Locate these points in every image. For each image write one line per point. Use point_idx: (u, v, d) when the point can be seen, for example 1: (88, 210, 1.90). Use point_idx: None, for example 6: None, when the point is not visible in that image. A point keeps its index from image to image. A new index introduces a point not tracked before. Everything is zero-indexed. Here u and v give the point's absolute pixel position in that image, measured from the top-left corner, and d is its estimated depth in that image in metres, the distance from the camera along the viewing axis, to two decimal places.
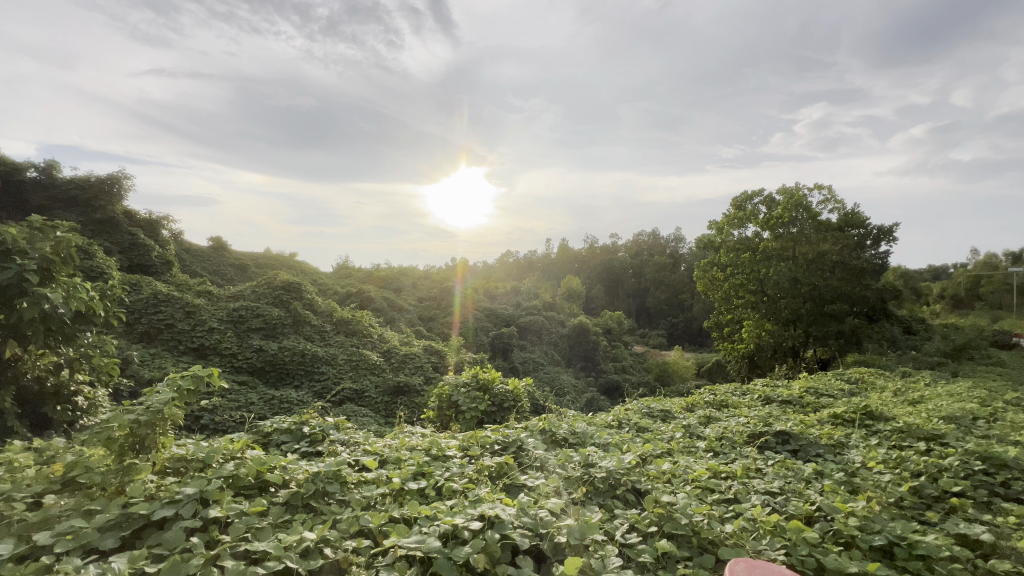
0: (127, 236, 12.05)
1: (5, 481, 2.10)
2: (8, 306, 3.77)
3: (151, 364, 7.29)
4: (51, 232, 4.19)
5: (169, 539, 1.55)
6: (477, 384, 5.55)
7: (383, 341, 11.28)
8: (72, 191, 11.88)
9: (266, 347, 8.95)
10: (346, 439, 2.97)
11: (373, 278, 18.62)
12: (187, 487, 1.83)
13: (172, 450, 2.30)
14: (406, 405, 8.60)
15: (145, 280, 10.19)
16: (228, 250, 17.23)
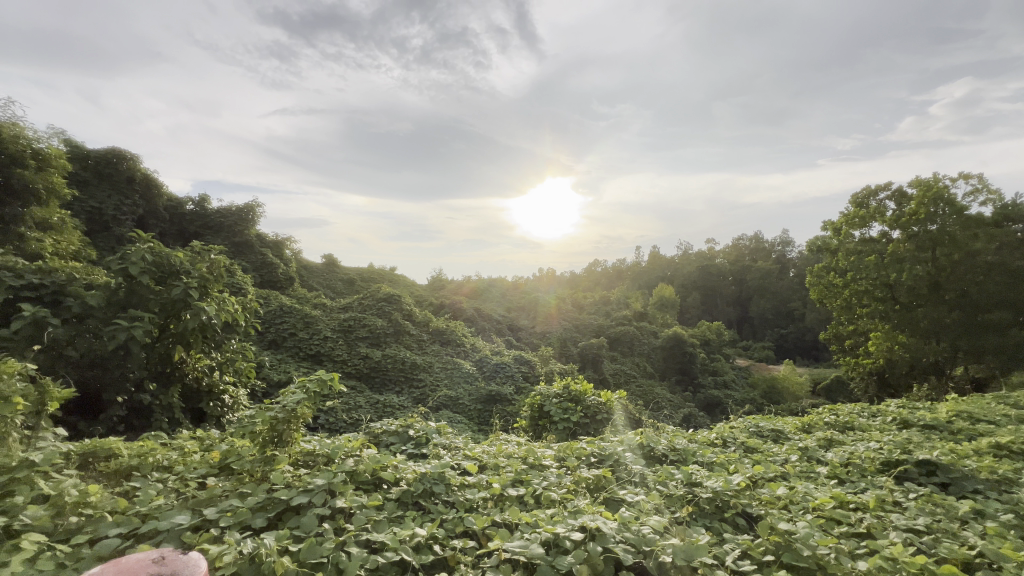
0: (259, 256, 13.90)
1: (179, 464, 2.53)
2: (178, 316, 4.55)
3: (278, 368, 8.30)
4: (207, 255, 5.00)
5: (305, 523, 1.76)
6: (569, 396, 5.53)
7: (476, 351, 11.69)
8: (219, 220, 14.04)
9: (372, 354, 9.74)
10: (448, 444, 3.15)
11: (466, 290, 19.44)
12: (316, 479, 2.07)
13: (303, 444, 2.60)
14: (499, 413, 8.80)
15: (273, 294, 11.67)
16: (338, 266, 19.12)
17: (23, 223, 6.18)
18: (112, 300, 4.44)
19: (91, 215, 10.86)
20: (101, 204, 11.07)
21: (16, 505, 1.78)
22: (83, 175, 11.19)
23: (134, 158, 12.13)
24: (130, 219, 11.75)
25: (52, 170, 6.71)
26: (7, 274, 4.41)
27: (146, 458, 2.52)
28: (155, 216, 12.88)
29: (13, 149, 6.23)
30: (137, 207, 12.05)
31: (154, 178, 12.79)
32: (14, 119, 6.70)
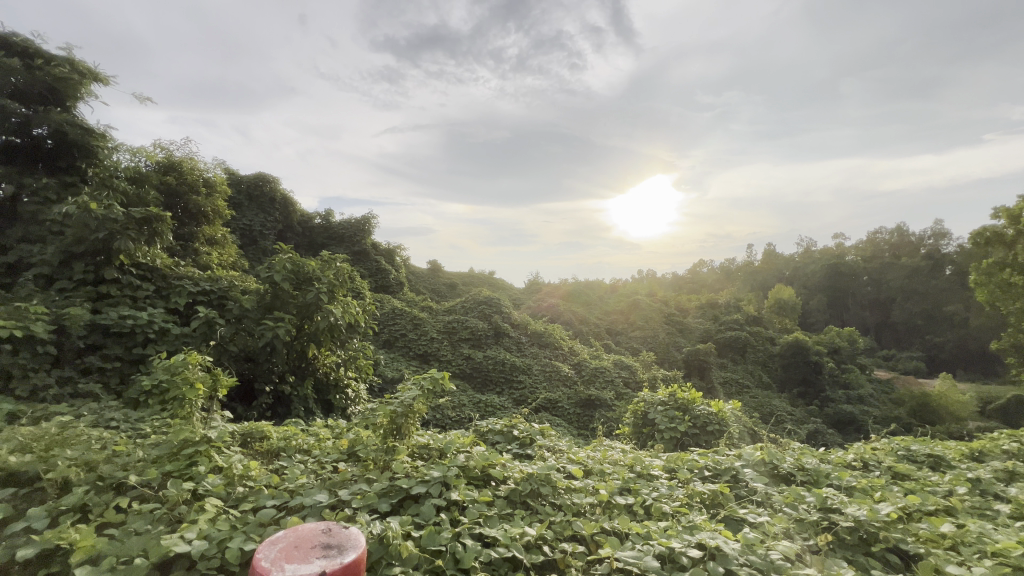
0: (374, 264, 15.25)
1: (315, 448, 2.87)
2: (311, 318, 5.17)
3: (391, 366, 9.02)
4: (333, 263, 5.61)
5: (425, 512, 1.90)
6: (675, 404, 5.25)
7: (575, 354, 11.62)
8: (341, 231, 15.69)
9: (474, 355, 10.15)
10: (552, 446, 3.17)
11: (562, 293, 19.43)
12: (432, 471, 2.21)
13: (418, 437, 2.79)
14: (599, 418, 8.64)
15: (387, 297, 12.72)
16: (442, 271, 20.26)
17: (197, 239, 7.47)
18: (261, 303, 5.17)
19: (244, 231, 12.77)
20: (251, 222, 12.97)
21: (200, 473, 2.15)
22: (237, 198, 13.20)
23: (275, 180, 14.03)
24: (272, 233, 13.60)
25: (217, 194, 8.03)
26: (187, 282, 5.36)
27: (290, 442, 2.89)
28: (291, 230, 14.76)
29: (190, 179, 7.57)
30: (278, 222, 13.91)
31: (290, 197, 14.68)
32: (190, 154, 8.14)
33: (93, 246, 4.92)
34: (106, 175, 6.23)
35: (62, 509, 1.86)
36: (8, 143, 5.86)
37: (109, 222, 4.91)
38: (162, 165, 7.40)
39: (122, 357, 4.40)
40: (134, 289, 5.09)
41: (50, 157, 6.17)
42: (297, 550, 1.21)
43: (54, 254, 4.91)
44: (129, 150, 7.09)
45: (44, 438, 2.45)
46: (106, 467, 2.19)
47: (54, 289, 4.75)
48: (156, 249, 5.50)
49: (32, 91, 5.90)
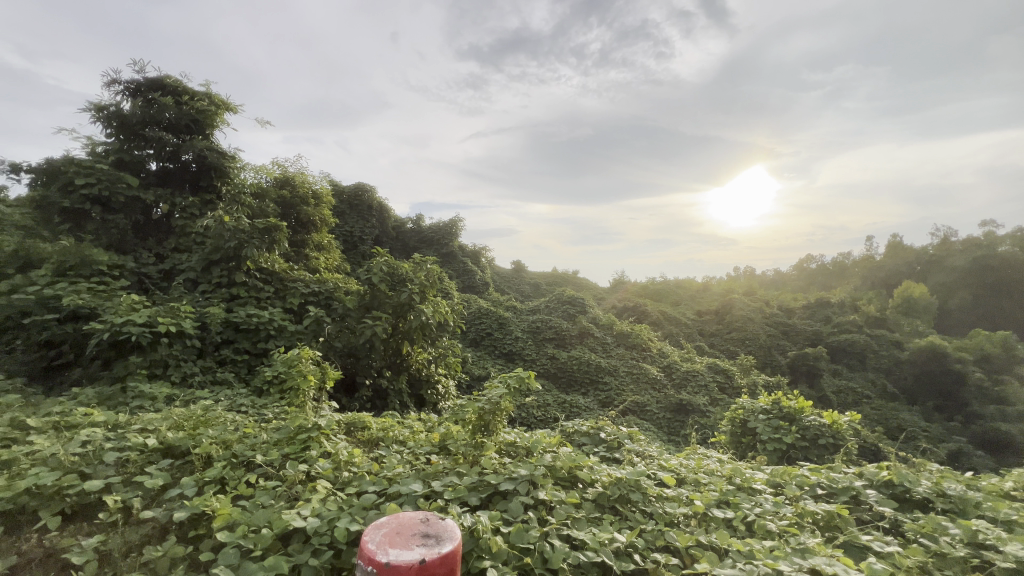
0: (461, 265, 15.87)
1: (410, 440, 3.04)
2: (405, 317, 5.50)
3: (478, 364, 9.31)
4: (424, 265, 5.92)
5: (513, 509, 1.93)
6: (780, 413, 4.81)
7: (664, 356, 11.11)
8: (431, 234, 16.53)
9: (558, 355, 10.14)
10: (641, 451, 3.05)
11: (650, 292, 18.70)
12: (519, 469, 2.24)
13: (505, 435, 2.85)
14: (692, 424, 8.18)
15: (473, 297, 13.16)
16: (526, 271, 20.49)
17: (308, 246, 8.30)
18: (361, 303, 5.61)
19: (346, 237, 13.95)
20: (352, 228, 14.12)
21: (312, 456, 2.37)
22: (340, 206, 14.44)
23: (372, 189, 15.14)
24: (370, 238, 14.69)
25: (323, 204, 8.85)
26: (300, 284, 5.98)
27: (387, 433, 3.10)
28: (387, 234, 15.84)
29: (302, 192, 8.43)
30: (375, 228, 14.99)
31: (385, 204, 15.75)
32: (302, 169, 9.07)
33: (227, 254, 5.67)
34: (236, 192, 7.14)
35: (205, 480, 2.16)
36: (163, 168, 6.95)
37: (238, 233, 5.64)
38: (280, 181, 8.35)
39: (249, 350, 5.02)
40: (258, 291, 5.77)
41: (194, 178, 7.21)
42: (399, 537, 1.29)
43: (197, 261, 5.73)
44: (253, 169, 8.08)
45: (192, 419, 2.86)
46: (239, 446, 2.51)
47: (198, 291, 5.55)
48: (275, 255, 6.20)
49: (180, 123, 6.94)
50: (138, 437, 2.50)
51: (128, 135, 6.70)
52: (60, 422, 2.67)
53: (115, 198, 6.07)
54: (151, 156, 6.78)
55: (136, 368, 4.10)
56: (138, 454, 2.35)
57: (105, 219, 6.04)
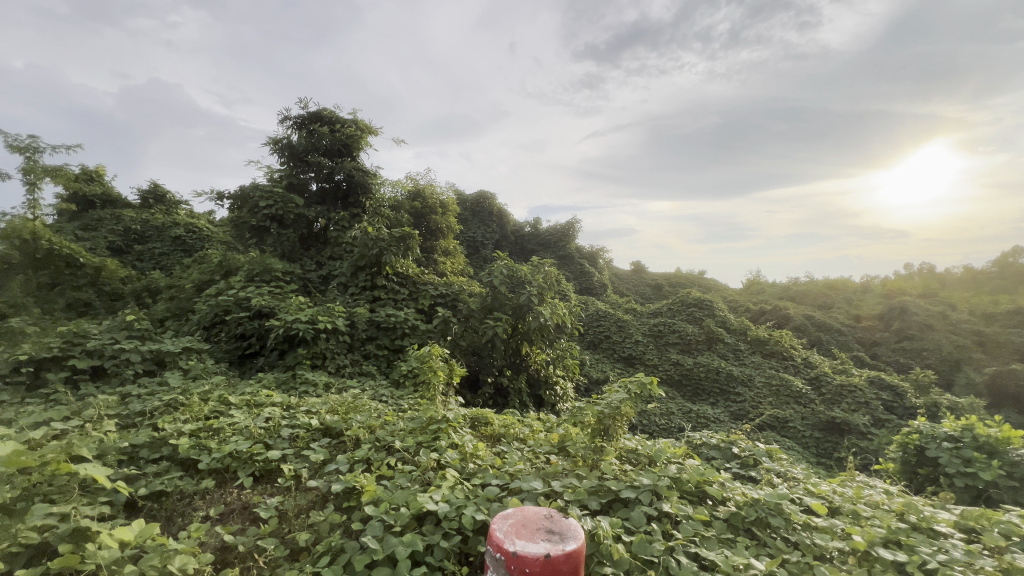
0: (578, 267, 15.85)
1: (530, 438, 3.12)
2: (524, 318, 5.65)
3: (596, 367, 9.20)
4: (542, 268, 6.02)
5: (635, 518, 1.87)
6: (973, 443, 3.90)
7: (811, 366, 9.78)
8: (548, 237, 16.82)
9: (683, 361, 9.56)
10: (783, 472, 2.73)
11: (792, 294, 16.64)
12: (642, 477, 2.16)
13: (625, 441, 2.76)
14: (847, 446, 7.06)
15: (591, 299, 13.04)
16: (646, 272, 19.66)
17: (436, 251, 9.01)
18: (484, 304, 5.90)
19: (470, 242, 14.83)
20: (475, 234, 14.95)
21: (442, 446, 2.57)
22: (464, 214, 15.41)
23: (493, 196, 15.88)
24: (491, 243, 15.42)
25: (449, 212, 9.52)
26: (430, 286, 6.50)
27: (509, 429, 3.22)
28: (506, 239, 16.46)
29: (431, 202, 9.19)
30: (496, 233, 15.69)
31: (505, 210, 16.40)
32: (431, 181, 9.88)
33: (370, 260, 6.40)
34: (377, 205, 8.04)
35: (355, 459, 2.47)
36: (321, 188, 8.11)
37: (379, 241, 6.34)
38: (414, 193, 9.21)
39: (388, 346, 5.60)
40: (395, 293, 6.42)
41: (345, 195, 8.28)
42: (524, 529, 1.33)
43: (347, 267, 6.58)
44: (391, 184, 9.02)
45: (345, 405, 3.29)
46: (381, 432, 2.81)
47: (347, 294, 6.36)
48: (409, 260, 6.83)
49: (334, 148, 8.03)
50: (305, 417, 2.95)
51: (297, 162, 7.95)
52: (251, 400, 3.27)
53: (287, 216, 7.26)
54: (312, 178, 7.97)
55: (302, 358, 4.84)
56: (305, 431, 2.77)
57: (280, 234, 7.24)
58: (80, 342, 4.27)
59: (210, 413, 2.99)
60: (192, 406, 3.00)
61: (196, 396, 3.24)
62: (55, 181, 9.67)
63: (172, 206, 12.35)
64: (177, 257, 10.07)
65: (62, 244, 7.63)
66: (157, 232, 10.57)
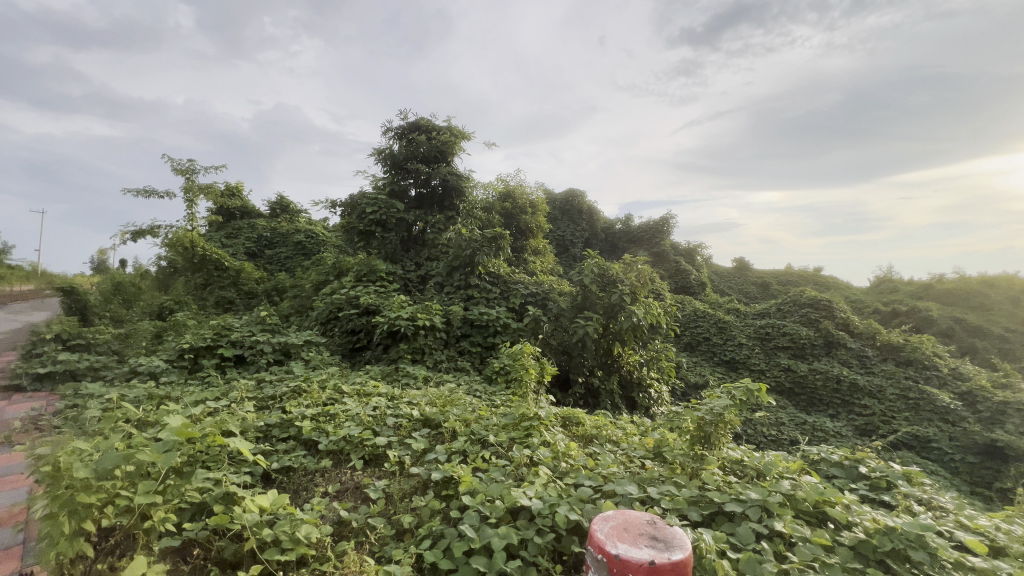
0: (674, 264, 15.10)
1: (623, 441, 3.03)
2: (615, 318, 5.52)
3: (694, 370, 8.71)
4: (635, 266, 5.81)
5: (741, 535, 1.74)
6: None
7: (961, 379, 8.27)
8: (641, 234, 16.26)
9: (795, 367, 8.68)
10: (925, 499, 2.35)
11: (935, 293, 14.29)
12: (749, 491, 1.99)
13: (729, 451, 2.57)
14: (1011, 475, 5.90)
15: (688, 299, 12.34)
16: (751, 269, 18.12)
17: (527, 251, 9.13)
18: (575, 304, 5.86)
19: (559, 241, 14.83)
20: (564, 233, 14.91)
21: (534, 443, 2.60)
22: (554, 213, 15.45)
23: (582, 194, 15.71)
24: (581, 242, 15.28)
25: (539, 212, 9.60)
26: (521, 286, 6.61)
27: (601, 431, 3.16)
28: (597, 237, 16.19)
29: (521, 202, 9.33)
30: (586, 232, 15.51)
31: (595, 207, 16.13)
32: (521, 182, 10.04)
33: (464, 260, 6.67)
34: (470, 207, 8.35)
35: (452, 450, 2.59)
36: (419, 193, 8.63)
37: (472, 243, 6.59)
38: (505, 194, 9.42)
39: (481, 343, 5.79)
40: (488, 292, 6.62)
41: (441, 199, 8.72)
42: (626, 533, 1.30)
43: (443, 268, 6.92)
44: (483, 187, 9.31)
45: (442, 398, 3.47)
46: (476, 426, 2.92)
47: (443, 293, 6.70)
48: (500, 260, 7.00)
49: (431, 154, 8.49)
50: (407, 408, 3.16)
51: (398, 170, 8.53)
52: (360, 390, 3.58)
53: (389, 220, 7.82)
54: (411, 185, 8.51)
55: (403, 353, 5.19)
56: (407, 421, 2.97)
57: (383, 237, 7.83)
58: (226, 334, 4.98)
59: (327, 400, 3.33)
60: (313, 393, 3.37)
61: (315, 384, 3.63)
62: (207, 198, 11.41)
63: (295, 215, 13.94)
64: (299, 261, 11.35)
65: (211, 250, 8.97)
66: (283, 238, 11.99)
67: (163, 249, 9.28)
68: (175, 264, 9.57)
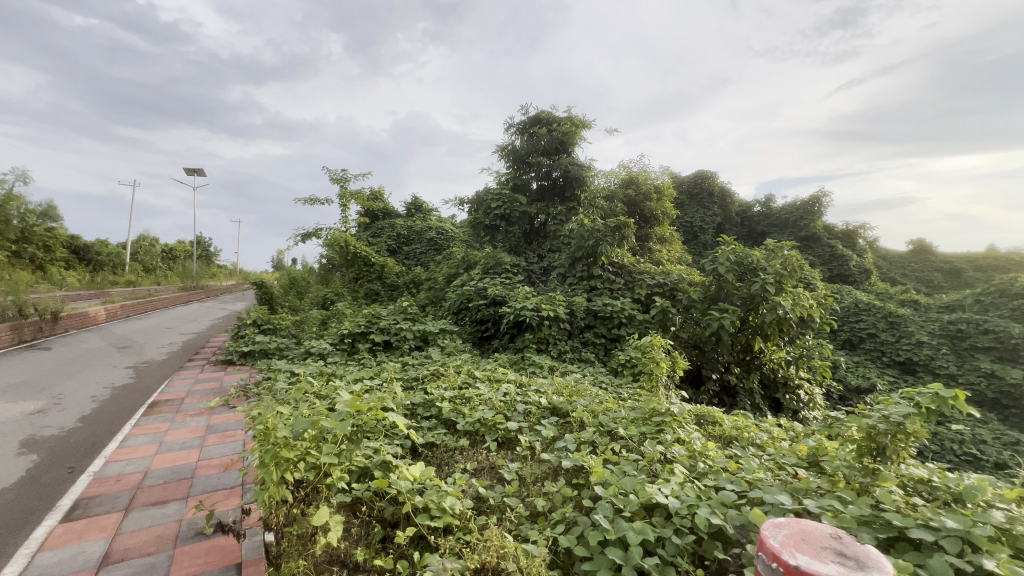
0: (828, 249, 13.19)
1: (770, 446, 2.73)
2: (756, 310, 4.98)
3: (855, 372, 7.53)
4: (781, 251, 5.15)
5: (933, 567, 1.45)
6: None
7: None
8: (785, 216, 14.48)
9: (1003, 373, 6.97)
10: None
11: None
12: (945, 518, 1.65)
13: (911, 467, 2.16)
14: None
15: (847, 288, 10.64)
16: (935, 252, 14.91)
17: (652, 240, 8.73)
18: (707, 294, 5.44)
19: (687, 228, 13.90)
20: (692, 219, 13.88)
21: (667, 440, 2.48)
22: (680, 198, 14.49)
23: (713, 175, 14.46)
24: (712, 227, 14.10)
25: (665, 198, 9.09)
26: (647, 276, 6.33)
27: (742, 433, 2.90)
28: (730, 222, 14.80)
29: (645, 189, 8.93)
30: (717, 217, 14.29)
31: (728, 189, 14.76)
32: (645, 167, 9.60)
33: (586, 251, 6.60)
34: (591, 197, 8.23)
35: (581, 440, 2.59)
36: (541, 186, 8.76)
37: (595, 233, 6.49)
38: (627, 181, 9.08)
39: (606, 335, 5.72)
40: (611, 283, 6.48)
41: (562, 190, 8.74)
42: (805, 544, 1.19)
43: (566, 259, 6.94)
44: (604, 175, 9.09)
45: (569, 389, 3.50)
46: (604, 418, 2.89)
47: (566, 284, 6.73)
48: (624, 250, 6.80)
49: (552, 146, 8.54)
50: (536, 396, 3.26)
51: (520, 164, 8.74)
52: (491, 376, 3.78)
53: (513, 214, 8.07)
54: (533, 178, 8.67)
55: (528, 342, 5.36)
56: (536, 408, 3.06)
57: (508, 230, 8.14)
58: (376, 321, 5.65)
59: (462, 384, 3.58)
60: (449, 377, 3.65)
61: (452, 369, 3.92)
62: (357, 202, 12.99)
63: (427, 214, 15.17)
64: (431, 256, 12.37)
65: (361, 248, 10.21)
66: (418, 235, 13.14)
67: (325, 248, 10.83)
68: (333, 261, 11.11)
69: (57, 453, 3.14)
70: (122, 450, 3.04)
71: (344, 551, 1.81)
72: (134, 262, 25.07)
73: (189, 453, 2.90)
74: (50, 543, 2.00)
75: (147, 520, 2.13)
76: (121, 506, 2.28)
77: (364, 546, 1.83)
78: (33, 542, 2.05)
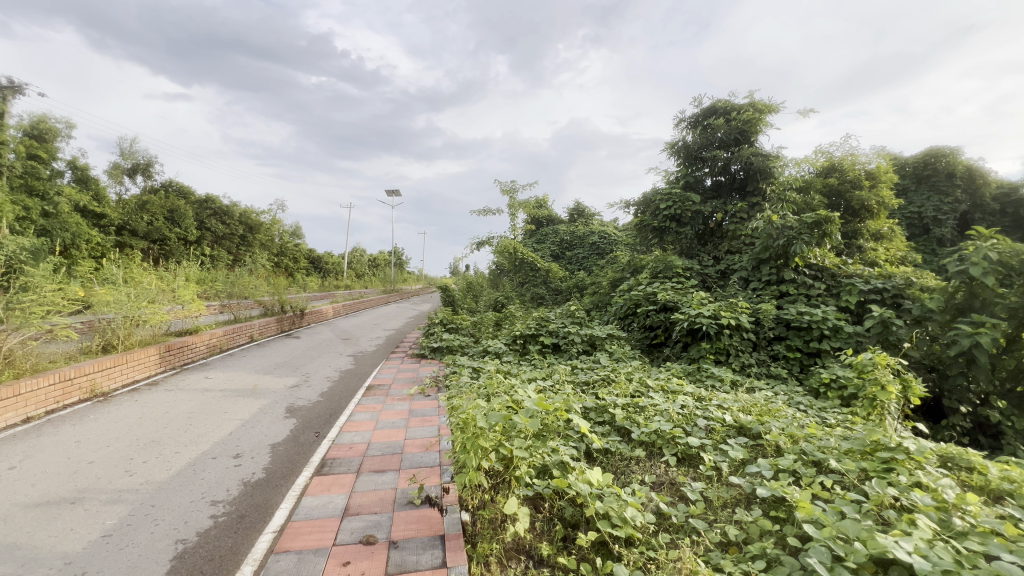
0: None
1: None
2: None
3: None
4: None
5: None
6: None
7: None
8: None
9: None
10: None
11: None
12: None
13: None
14: None
15: None
16: None
17: (863, 236, 7.25)
18: (949, 304, 4.20)
19: (913, 220, 11.19)
20: (921, 207, 11.10)
21: (901, 483, 2.01)
22: (902, 183, 11.78)
23: (953, 151, 11.38)
24: (954, 217, 11.05)
25: (880, 184, 7.47)
26: (858, 280, 5.29)
27: (1021, 488, 2.17)
28: (983, 209, 11.48)
29: (852, 176, 7.48)
30: (961, 202, 11.19)
31: (978, 167, 11.44)
32: (852, 150, 8.04)
33: (776, 252, 5.79)
34: (779, 189, 7.23)
35: (780, 467, 2.27)
36: (717, 182, 8.03)
37: (787, 230, 5.64)
38: (825, 168, 7.82)
39: (801, 349, 4.96)
40: (809, 288, 5.58)
41: (742, 185, 7.85)
42: None
43: (748, 261, 6.21)
44: (796, 164, 7.87)
45: (759, 407, 3.11)
46: (808, 444, 2.50)
47: (749, 289, 6.03)
48: (826, 249, 5.81)
49: (730, 138, 7.76)
50: (719, 411, 2.97)
51: (693, 160, 8.14)
52: (666, 386, 3.58)
53: (685, 214, 7.52)
54: (707, 174, 7.99)
55: (704, 352, 4.96)
56: (720, 425, 2.80)
57: (678, 232, 7.64)
58: (545, 325, 5.89)
59: (634, 392, 3.48)
60: (621, 384, 3.57)
61: (623, 376, 3.84)
62: (524, 211, 13.74)
63: (590, 218, 15.24)
64: (594, 260, 12.41)
65: (528, 254, 10.74)
66: (581, 240, 13.27)
67: (496, 255, 11.71)
68: (504, 267, 11.95)
69: (309, 420, 4.04)
70: (352, 423, 3.75)
71: (529, 542, 1.92)
72: (350, 269, 30.85)
73: (398, 432, 3.42)
74: (310, 490, 2.57)
75: (372, 484, 2.57)
76: (353, 468, 2.81)
77: (547, 541, 1.91)
78: (299, 487, 2.66)
